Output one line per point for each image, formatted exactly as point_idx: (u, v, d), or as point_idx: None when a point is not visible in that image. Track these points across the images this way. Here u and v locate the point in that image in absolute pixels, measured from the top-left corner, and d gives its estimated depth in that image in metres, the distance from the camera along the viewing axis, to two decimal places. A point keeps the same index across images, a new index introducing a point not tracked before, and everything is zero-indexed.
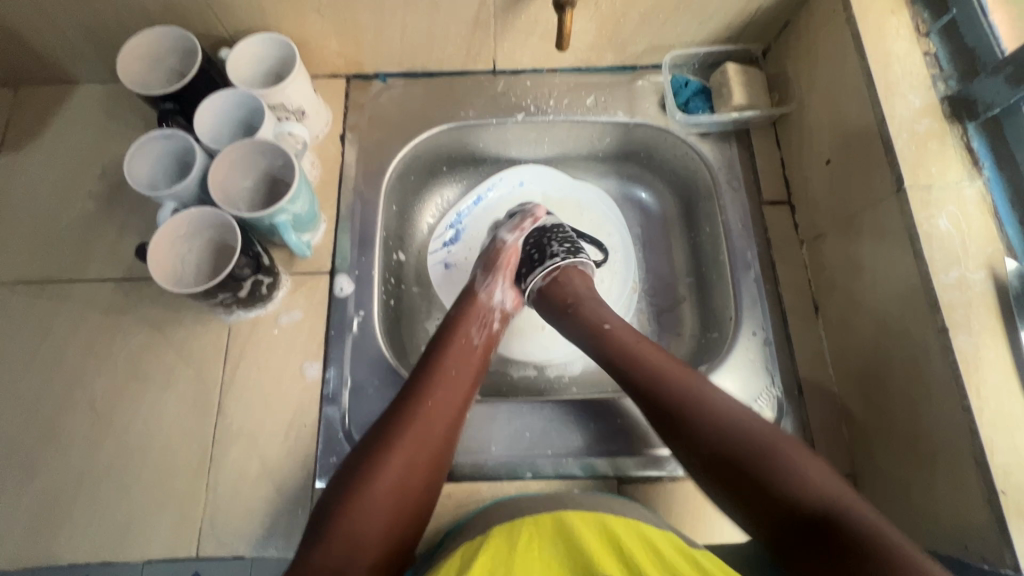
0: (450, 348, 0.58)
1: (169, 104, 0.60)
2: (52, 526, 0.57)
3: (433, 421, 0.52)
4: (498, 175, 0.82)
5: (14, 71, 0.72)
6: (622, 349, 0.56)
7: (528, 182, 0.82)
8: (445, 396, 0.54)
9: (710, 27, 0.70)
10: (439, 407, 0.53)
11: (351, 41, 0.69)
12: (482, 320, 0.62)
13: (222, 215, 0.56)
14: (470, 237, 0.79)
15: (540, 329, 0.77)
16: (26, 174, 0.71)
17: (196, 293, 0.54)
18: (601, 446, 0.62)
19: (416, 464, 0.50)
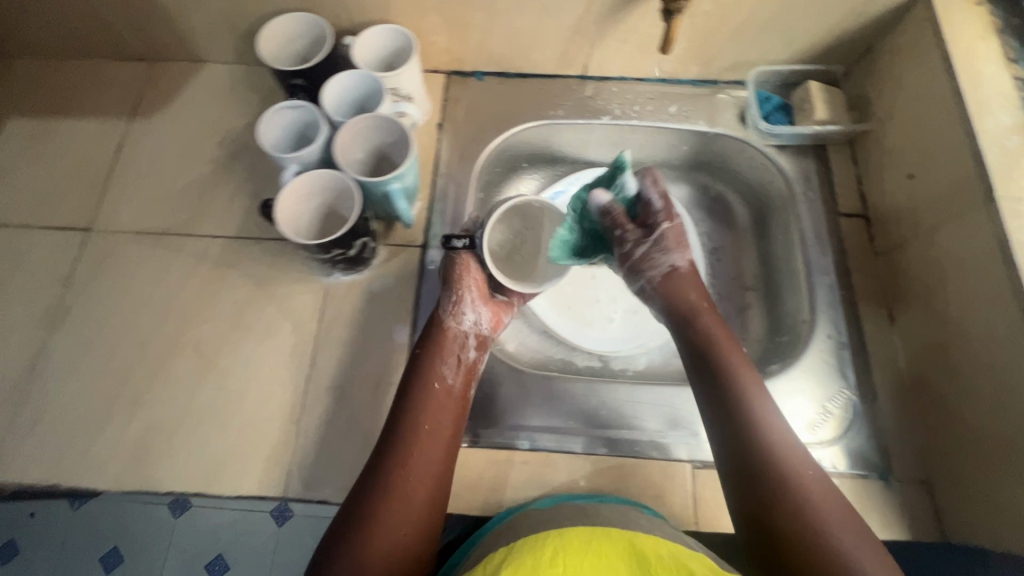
0: (428, 387, 0.58)
1: (298, 80, 0.67)
2: (155, 455, 0.61)
3: (418, 476, 0.54)
4: (575, 175, 0.86)
5: (154, 47, 0.80)
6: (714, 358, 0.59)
7: None
8: (427, 447, 0.55)
9: (795, 46, 0.74)
10: (424, 454, 0.55)
11: (459, 38, 0.75)
12: (453, 350, 0.61)
13: (342, 177, 0.62)
14: None
15: (608, 323, 0.80)
16: (154, 138, 0.78)
17: (315, 245, 0.59)
18: (678, 431, 0.64)
19: (415, 505, 0.52)
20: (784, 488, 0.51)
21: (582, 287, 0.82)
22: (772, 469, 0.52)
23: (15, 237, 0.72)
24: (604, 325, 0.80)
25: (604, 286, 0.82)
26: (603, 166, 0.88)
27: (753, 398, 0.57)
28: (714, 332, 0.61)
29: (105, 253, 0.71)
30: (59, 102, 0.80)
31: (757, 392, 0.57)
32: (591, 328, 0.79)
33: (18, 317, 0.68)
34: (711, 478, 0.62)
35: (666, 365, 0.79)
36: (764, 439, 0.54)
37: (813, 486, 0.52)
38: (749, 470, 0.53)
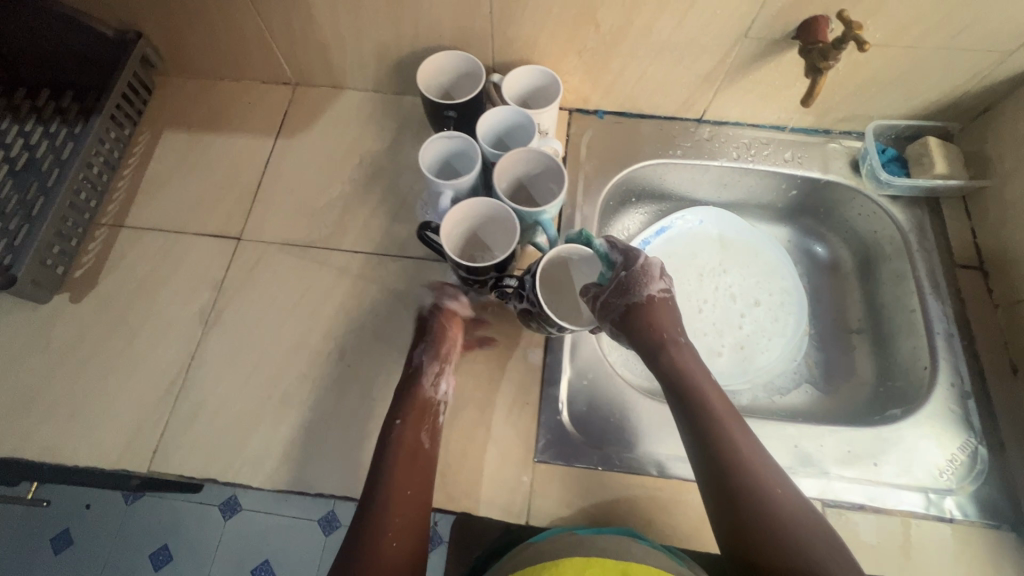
0: (407, 438, 0.60)
1: (451, 112, 0.71)
2: (304, 457, 0.64)
3: (403, 510, 0.55)
4: (682, 212, 0.90)
5: (302, 73, 0.86)
6: (684, 374, 0.62)
7: (707, 221, 0.90)
8: (410, 499, 0.56)
9: (914, 103, 0.78)
10: (404, 503, 0.56)
11: (591, 80, 0.80)
12: (425, 406, 0.63)
13: (500, 206, 0.66)
14: None
15: (716, 356, 0.83)
16: (298, 156, 0.84)
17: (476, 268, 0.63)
18: (809, 467, 0.65)
19: (401, 554, 0.53)
20: (758, 494, 0.55)
21: (691, 319, 0.85)
22: (760, 504, 0.54)
23: (172, 242, 0.77)
24: (711, 358, 0.82)
25: (710, 320, 0.85)
26: (709, 205, 0.92)
27: (738, 435, 0.58)
28: (691, 365, 0.63)
29: (254, 262, 0.76)
30: (210, 119, 0.86)
31: (734, 422, 0.59)
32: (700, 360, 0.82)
33: (175, 316, 0.72)
34: (845, 517, 0.62)
35: (772, 403, 0.80)
36: (750, 475, 0.56)
37: (788, 497, 0.55)
38: (736, 506, 0.55)
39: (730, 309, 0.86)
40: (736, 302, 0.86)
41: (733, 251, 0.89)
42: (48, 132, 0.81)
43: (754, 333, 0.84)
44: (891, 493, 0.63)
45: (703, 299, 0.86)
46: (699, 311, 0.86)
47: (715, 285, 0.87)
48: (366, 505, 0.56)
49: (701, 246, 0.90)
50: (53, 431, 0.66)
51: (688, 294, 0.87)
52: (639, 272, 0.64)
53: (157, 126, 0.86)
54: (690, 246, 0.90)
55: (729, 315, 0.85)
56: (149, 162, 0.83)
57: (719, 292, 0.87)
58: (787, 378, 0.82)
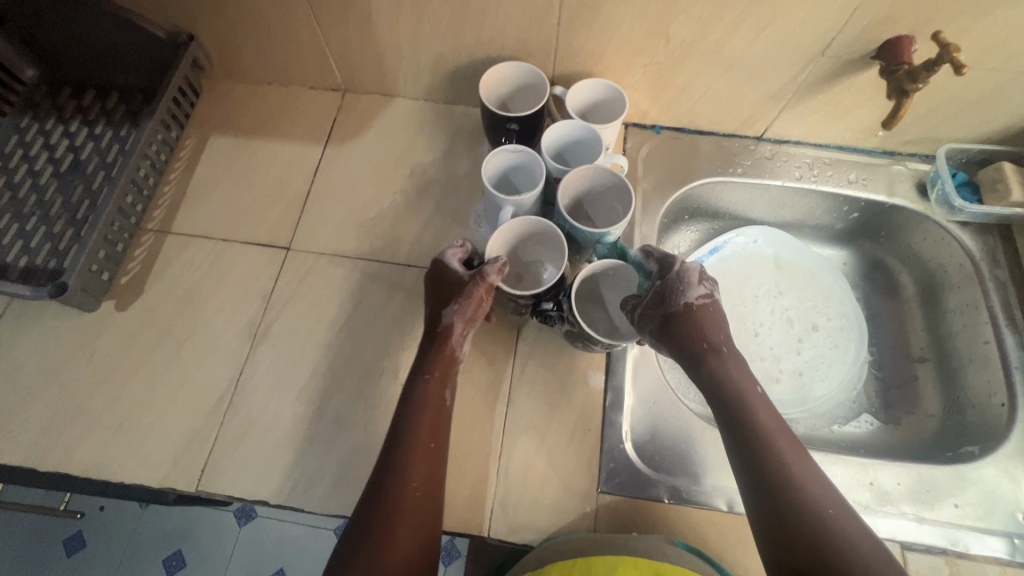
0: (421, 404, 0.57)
1: (514, 125, 0.69)
2: (357, 481, 0.61)
3: (416, 479, 0.53)
4: (737, 231, 0.88)
5: (353, 79, 0.84)
6: (722, 376, 0.57)
7: (762, 241, 0.88)
8: (427, 468, 0.54)
9: (988, 127, 0.75)
10: (419, 473, 0.53)
11: (653, 94, 0.78)
12: (444, 366, 0.60)
13: (546, 227, 0.65)
14: None
15: (774, 382, 0.80)
16: (347, 165, 0.82)
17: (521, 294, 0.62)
18: (886, 507, 0.62)
19: (417, 521, 0.52)
20: (804, 508, 0.50)
21: (746, 344, 0.82)
22: (814, 530, 0.49)
23: (218, 250, 0.75)
24: (768, 385, 0.80)
25: (766, 345, 0.82)
26: (764, 225, 0.89)
27: (785, 451, 0.53)
28: (732, 372, 0.58)
29: (303, 273, 0.74)
30: (258, 125, 0.84)
31: (777, 426, 0.55)
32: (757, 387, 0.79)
33: (222, 327, 0.70)
34: (926, 562, 0.59)
35: (831, 433, 0.77)
36: (799, 494, 0.51)
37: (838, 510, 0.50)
38: (787, 529, 0.50)
39: (787, 333, 0.83)
40: (793, 326, 0.83)
41: (788, 273, 0.86)
42: (93, 133, 0.80)
43: (813, 359, 0.81)
44: (973, 537, 0.60)
45: (758, 322, 0.84)
46: (755, 335, 0.83)
47: (771, 308, 0.85)
48: (381, 475, 0.53)
49: (756, 267, 0.87)
50: (97, 445, 0.63)
51: (744, 317, 0.84)
52: (675, 278, 0.59)
53: (204, 130, 0.84)
54: (745, 267, 0.87)
55: (786, 340, 0.83)
56: (196, 166, 0.81)
57: (775, 315, 0.84)
58: (847, 409, 0.79)
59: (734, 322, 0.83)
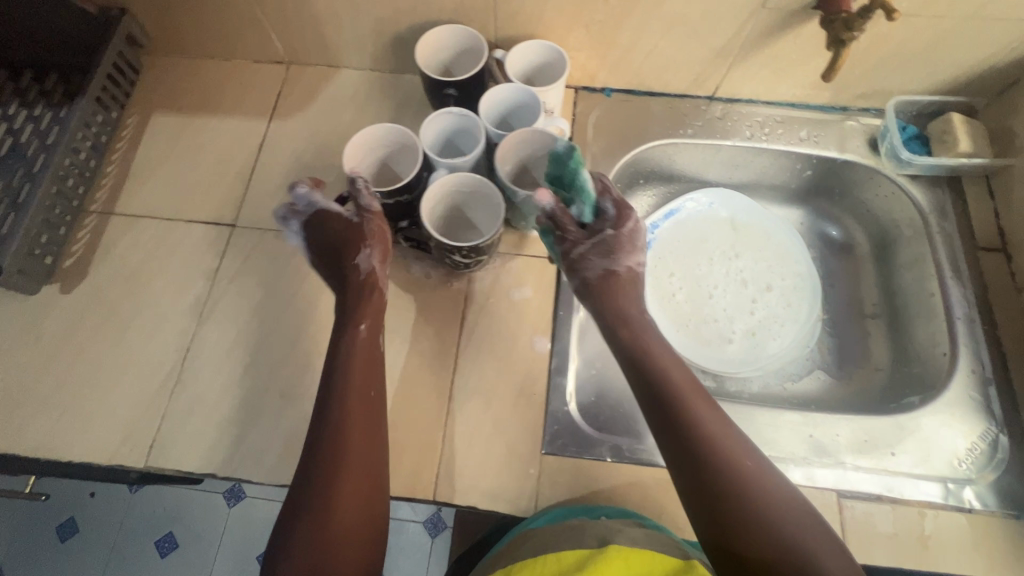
0: (349, 379, 0.58)
1: (451, 91, 0.68)
2: None
3: (360, 441, 0.55)
4: (692, 194, 0.87)
5: (296, 51, 0.82)
6: (634, 339, 0.61)
7: (718, 204, 0.87)
8: (365, 427, 0.56)
9: (936, 77, 0.74)
10: (361, 428, 0.55)
11: (599, 55, 0.76)
12: (365, 360, 0.60)
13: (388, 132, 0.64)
14: (662, 248, 0.85)
15: (727, 343, 0.81)
16: (293, 139, 0.80)
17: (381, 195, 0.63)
18: (823, 458, 0.63)
19: (362, 478, 0.54)
20: (711, 456, 0.51)
21: (700, 306, 0.83)
22: (723, 476, 0.50)
23: (163, 230, 0.74)
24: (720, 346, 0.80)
25: (720, 307, 0.83)
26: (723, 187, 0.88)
27: (706, 416, 0.54)
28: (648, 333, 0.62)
29: (249, 249, 0.73)
30: (201, 100, 0.83)
31: (682, 381, 0.57)
32: (709, 347, 0.80)
33: (168, 306, 0.70)
34: (861, 508, 0.60)
35: (783, 390, 0.79)
36: (705, 442, 0.52)
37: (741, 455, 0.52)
38: (702, 479, 0.51)
39: (742, 293, 0.84)
40: (747, 286, 0.84)
41: (744, 234, 0.86)
42: (30, 115, 0.78)
43: (768, 318, 0.82)
44: (907, 483, 0.61)
45: (714, 284, 0.84)
46: (708, 297, 0.83)
47: (726, 269, 0.85)
48: (310, 455, 0.54)
49: (711, 231, 0.87)
50: (45, 427, 0.64)
51: (698, 280, 0.84)
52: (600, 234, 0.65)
53: (145, 108, 0.82)
54: (701, 229, 0.87)
55: (741, 299, 0.83)
56: (138, 145, 0.80)
57: (731, 276, 0.85)
58: (801, 366, 0.80)
59: (689, 285, 0.84)
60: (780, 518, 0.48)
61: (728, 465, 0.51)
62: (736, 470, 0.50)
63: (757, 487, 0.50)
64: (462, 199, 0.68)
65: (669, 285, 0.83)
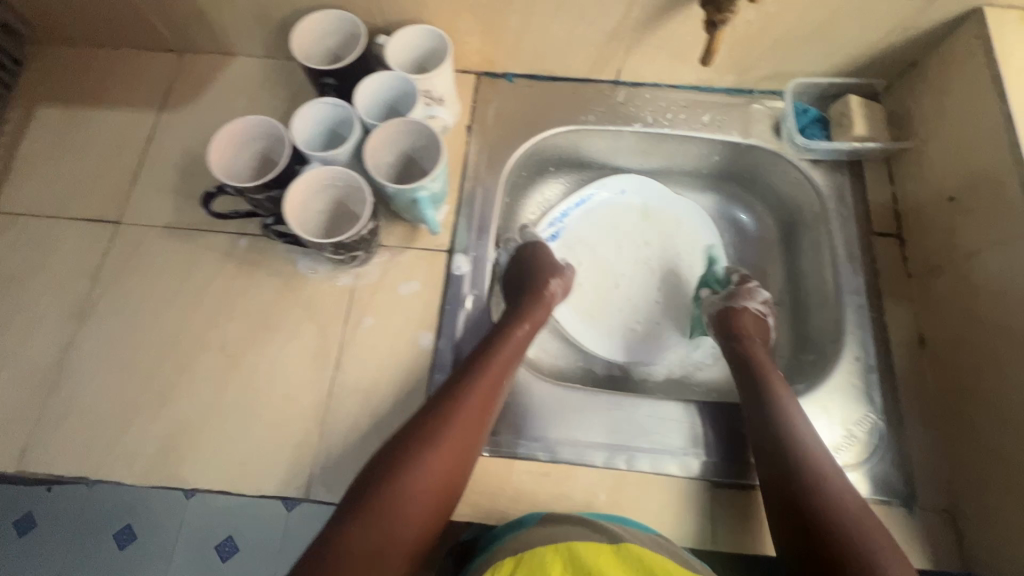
0: (478, 394, 0.58)
1: (330, 79, 0.66)
2: (179, 452, 0.62)
3: (449, 442, 0.55)
4: (602, 181, 0.85)
5: (185, 38, 0.79)
6: (752, 357, 0.67)
7: (629, 191, 0.86)
8: (461, 434, 0.56)
9: (836, 59, 0.72)
10: (452, 435, 0.55)
11: (492, 40, 0.74)
12: (480, 403, 0.58)
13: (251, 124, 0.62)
14: (569, 238, 0.84)
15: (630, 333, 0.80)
16: (183, 131, 0.78)
17: (247, 189, 0.60)
18: (700, 450, 0.62)
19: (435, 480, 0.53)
20: (798, 458, 0.56)
21: (607, 294, 0.82)
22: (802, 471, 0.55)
23: (45, 229, 0.72)
24: (624, 335, 0.80)
25: (626, 296, 0.82)
26: (634, 172, 0.87)
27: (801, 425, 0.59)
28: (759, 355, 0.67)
29: (132, 247, 0.71)
30: (88, 91, 0.80)
31: (788, 398, 0.61)
32: (614, 337, 0.80)
33: (46, 307, 0.68)
34: (731, 497, 0.60)
35: (685, 377, 0.79)
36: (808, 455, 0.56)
37: (824, 461, 0.56)
38: (790, 475, 0.55)
39: (650, 281, 0.83)
40: (654, 273, 0.83)
41: (655, 222, 0.85)
42: None
43: (674, 305, 0.82)
44: None
45: (622, 272, 0.83)
46: (616, 286, 0.83)
47: (635, 257, 0.84)
48: (401, 454, 0.54)
49: (621, 219, 0.85)
50: None
51: (605, 269, 0.83)
52: (737, 302, 0.71)
53: (29, 100, 0.79)
54: (612, 217, 0.85)
55: (648, 288, 0.83)
56: (22, 140, 0.77)
57: (640, 264, 0.84)
58: (704, 352, 0.80)
59: (596, 274, 0.83)
60: (845, 515, 0.51)
61: (815, 470, 0.55)
62: (817, 472, 0.55)
63: (844, 493, 0.53)
64: (343, 194, 0.64)
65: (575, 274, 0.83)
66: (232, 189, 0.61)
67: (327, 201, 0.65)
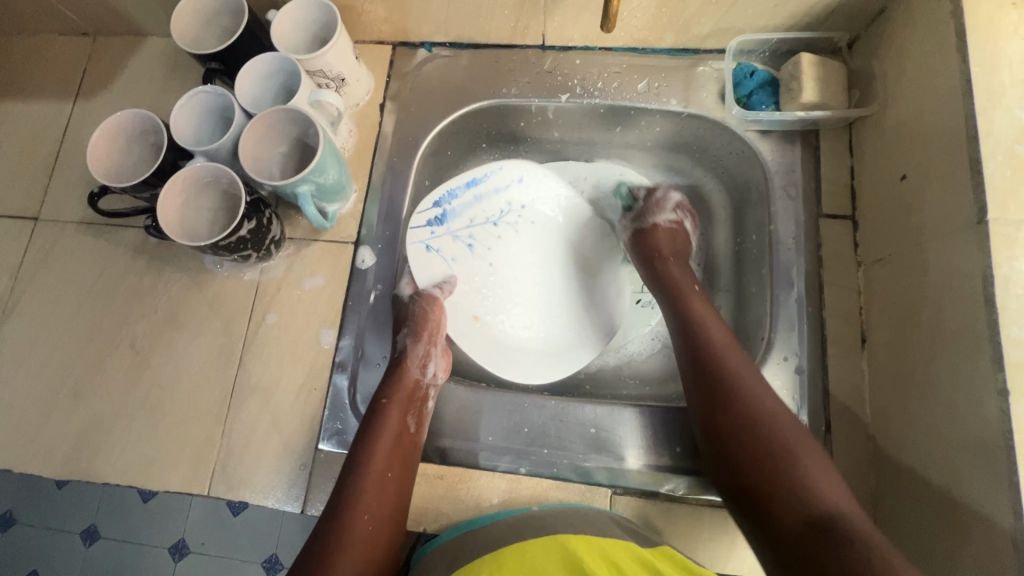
0: (387, 454, 0.55)
1: (215, 64, 0.62)
2: (92, 448, 0.64)
3: (376, 495, 0.52)
4: (499, 164, 0.77)
5: (92, 20, 0.76)
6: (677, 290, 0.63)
7: (527, 178, 0.78)
8: (387, 484, 0.53)
9: (786, 11, 0.62)
10: (376, 492, 0.53)
11: (397, 8, 0.67)
12: (397, 445, 0.56)
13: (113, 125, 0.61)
14: (456, 223, 0.75)
15: (530, 322, 0.74)
16: (97, 120, 0.76)
17: (124, 187, 0.58)
18: (641, 440, 0.59)
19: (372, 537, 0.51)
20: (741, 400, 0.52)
21: (505, 284, 0.75)
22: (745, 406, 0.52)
23: None
24: (528, 321, 0.74)
25: (529, 281, 0.76)
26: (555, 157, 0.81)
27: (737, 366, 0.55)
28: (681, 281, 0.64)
29: (50, 244, 0.72)
30: (7, 83, 0.78)
31: (719, 334, 0.57)
32: (506, 333, 0.73)
33: None
34: (631, 504, 0.57)
35: (620, 367, 0.74)
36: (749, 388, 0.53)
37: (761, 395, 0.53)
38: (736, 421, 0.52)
39: (566, 271, 0.77)
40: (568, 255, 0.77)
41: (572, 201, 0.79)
42: None
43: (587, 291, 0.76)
44: (684, 479, 0.58)
45: (536, 275, 0.76)
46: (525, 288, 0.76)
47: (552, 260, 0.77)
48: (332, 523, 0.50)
49: (536, 221, 0.78)
50: None
51: (509, 255, 0.76)
52: (647, 219, 0.70)
53: None
54: (512, 200, 0.78)
55: (552, 274, 0.76)
56: None
57: (557, 268, 0.77)
58: (642, 342, 0.75)
59: (498, 260, 0.76)
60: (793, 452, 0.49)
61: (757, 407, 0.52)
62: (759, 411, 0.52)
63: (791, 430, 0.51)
64: (231, 188, 0.61)
65: (478, 262, 0.75)
66: (116, 190, 0.59)
67: (207, 194, 0.61)
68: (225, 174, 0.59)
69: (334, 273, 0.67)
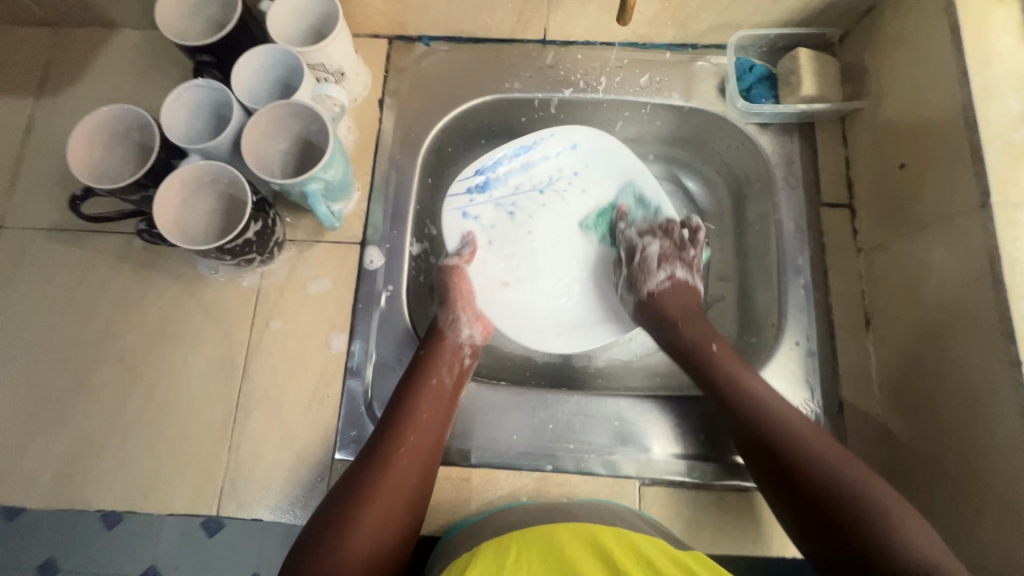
0: (421, 403, 0.54)
1: (205, 57, 0.58)
2: (81, 472, 0.59)
3: (408, 441, 0.52)
4: (550, 130, 0.73)
5: (55, 10, 0.70)
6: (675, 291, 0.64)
7: (581, 145, 0.74)
8: (420, 434, 0.53)
9: (783, 7, 0.64)
10: (410, 436, 0.52)
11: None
12: (432, 397, 0.55)
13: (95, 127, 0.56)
14: (499, 192, 0.74)
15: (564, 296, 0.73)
16: (64, 118, 0.70)
17: (114, 189, 0.54)
18: (665, 431, 0.60)
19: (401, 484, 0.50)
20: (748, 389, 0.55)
21: (540, 257, 0.74)
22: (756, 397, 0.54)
23: None
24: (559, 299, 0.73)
25: (563, 256, 0.75)
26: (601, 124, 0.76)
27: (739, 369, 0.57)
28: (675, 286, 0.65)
29: (18, 253, 0.65)
30: None
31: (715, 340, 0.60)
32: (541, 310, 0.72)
33: None
34: (660, 495, 0.58)
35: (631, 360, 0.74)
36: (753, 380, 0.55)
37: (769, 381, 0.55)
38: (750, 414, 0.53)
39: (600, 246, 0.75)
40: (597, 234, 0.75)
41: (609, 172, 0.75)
42: None
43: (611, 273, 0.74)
44: (710, 466, 0.59)
45: (575, 247, 0.75)
46: (551, 265, 0.74)
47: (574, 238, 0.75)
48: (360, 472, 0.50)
49: (570, 195, 0.76)
50: None
51: (544, 227, 0.75)
52: (641, 290, 0.65)
53: None
54: (553, 173, 0.75)
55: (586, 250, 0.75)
56: None
57: (591, 241, 0.75)
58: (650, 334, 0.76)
59: (536, 230, 0.74)
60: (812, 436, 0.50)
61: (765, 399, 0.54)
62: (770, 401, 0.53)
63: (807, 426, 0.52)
64: (230, 189, 0.58)
65: (518, 232, 0.74)
66: (103, 193, 0.54)
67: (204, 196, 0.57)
68: (224, 173, 0.55)
69: (341, 275, 0.64)
